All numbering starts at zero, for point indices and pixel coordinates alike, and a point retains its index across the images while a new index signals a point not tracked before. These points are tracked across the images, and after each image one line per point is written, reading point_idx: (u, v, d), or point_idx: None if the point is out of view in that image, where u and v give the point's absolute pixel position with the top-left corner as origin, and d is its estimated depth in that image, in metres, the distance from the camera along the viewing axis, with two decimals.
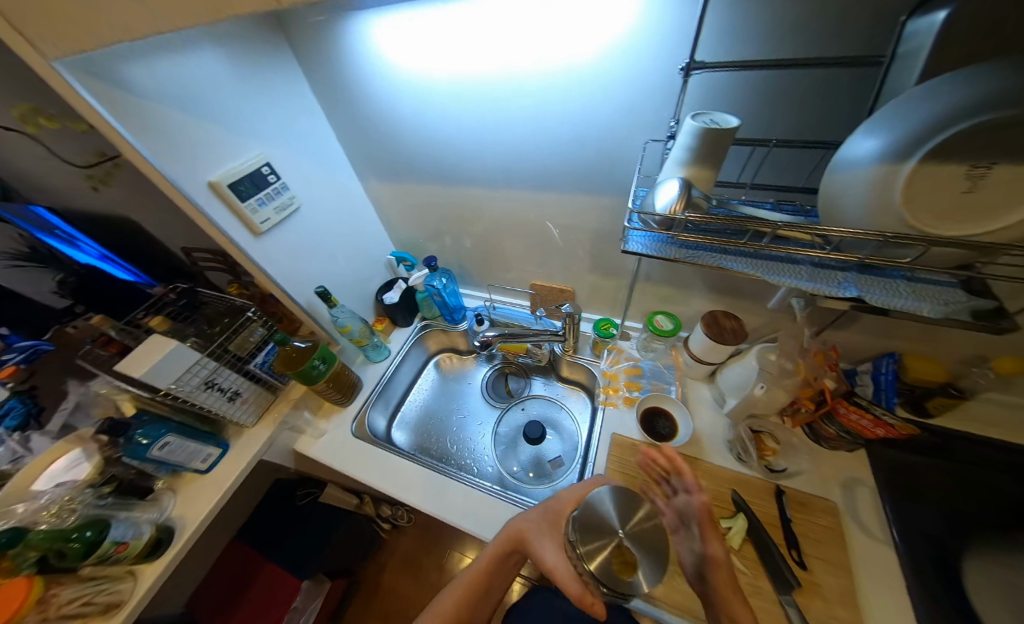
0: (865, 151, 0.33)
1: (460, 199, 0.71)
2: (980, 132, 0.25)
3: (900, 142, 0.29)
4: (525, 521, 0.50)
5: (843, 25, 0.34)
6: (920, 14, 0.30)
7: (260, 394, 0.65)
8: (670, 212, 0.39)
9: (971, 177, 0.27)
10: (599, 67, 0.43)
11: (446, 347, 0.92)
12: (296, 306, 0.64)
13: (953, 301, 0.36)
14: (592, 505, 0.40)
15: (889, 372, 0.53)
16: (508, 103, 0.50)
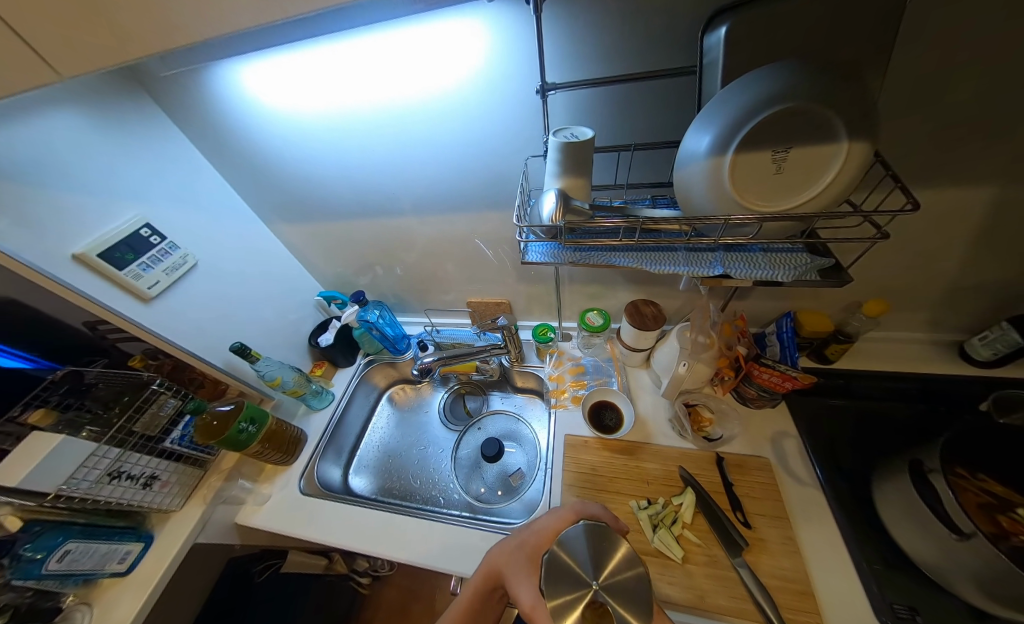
0: (694, 148, 0.39)
1: (383, 229, 0.72)
2: (770, 123, 0.33)
3: (721, 137, 0.36)
4: (502, 559, 0.41)
5: (656, 42, 0.39)
6: (709, 31, 0.36)
7: (183, 472, 0.60)
8: (553, 222, 0.43)
9: (774, 161, 0.35)
10: (469, 95, 0.46)
11: (398, 379, 0.90)
12: (213, 368, 0.60)
13: (799, 264, 0.42)
14: (563, 544, 0.32)
15: (786, 329, 0.58)
16: (396, 132, 0.52)
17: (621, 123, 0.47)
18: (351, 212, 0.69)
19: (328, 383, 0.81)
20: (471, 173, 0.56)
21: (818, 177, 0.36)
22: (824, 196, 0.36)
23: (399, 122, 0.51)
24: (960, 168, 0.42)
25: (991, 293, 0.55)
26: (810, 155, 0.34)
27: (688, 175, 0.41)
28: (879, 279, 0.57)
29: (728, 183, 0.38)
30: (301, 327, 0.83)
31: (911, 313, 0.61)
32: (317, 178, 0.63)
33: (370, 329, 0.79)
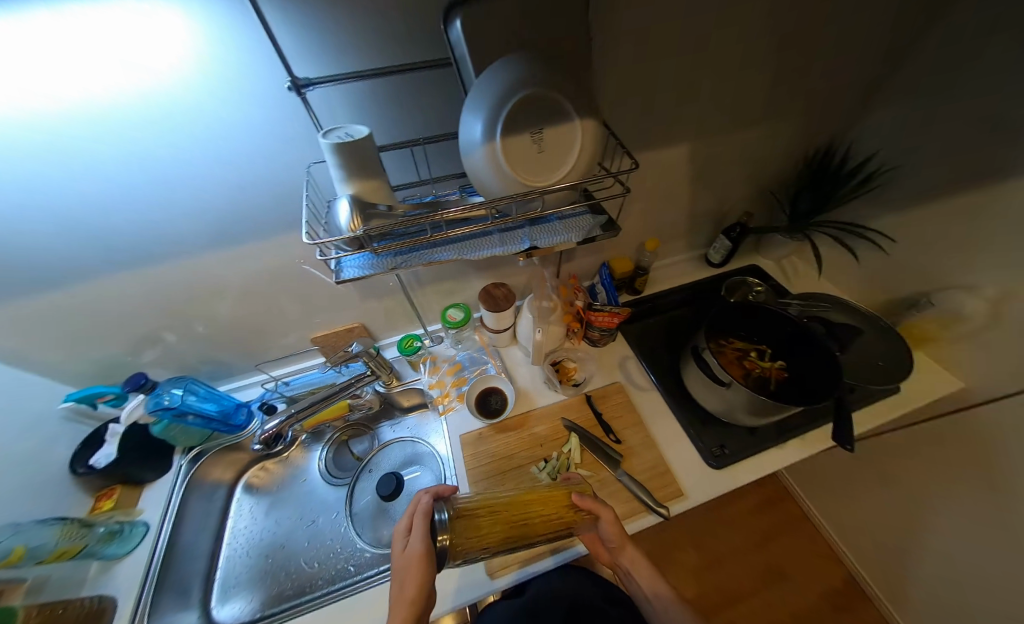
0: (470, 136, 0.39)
1: (142, 286, 0.52)
2: (520, 107, 0.36)
3: (484, 123, 0.36)
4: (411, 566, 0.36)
5: (408, 31, 0.36)
6: (449, 21, 0.34)
7: None
8: (352, 232, 0.38)
9: (535, 142, 0.39)
10: (197, 101, 0.34)
11: (252, 459, 0.72)
12: None
13: (586, 225, 0.50)
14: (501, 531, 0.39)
15: (605, 277, 0.72)
16: (72, 154, 0.34)
17: (398, 115, 0.43)
18: (63, 279, 0.46)
19: (131, 513, 0.57)
20: (244, 194, 0.45)
21: (571, 150, 0.41)
22: (580, 165, 0.42)
23: (74, 142, 0.34)
24: (665, 132, 0.57)
25: (709, 216, 0.80)
26: (558, 133, 0.39)
27: (475, 162, 0.41)
28: (652, 221, 0.75)
29: (506, 165, 0.39)
30: (48, 458, 0.55)
31: (676, 241, 0.84)
32: None
33: (181, 416, 0.59)
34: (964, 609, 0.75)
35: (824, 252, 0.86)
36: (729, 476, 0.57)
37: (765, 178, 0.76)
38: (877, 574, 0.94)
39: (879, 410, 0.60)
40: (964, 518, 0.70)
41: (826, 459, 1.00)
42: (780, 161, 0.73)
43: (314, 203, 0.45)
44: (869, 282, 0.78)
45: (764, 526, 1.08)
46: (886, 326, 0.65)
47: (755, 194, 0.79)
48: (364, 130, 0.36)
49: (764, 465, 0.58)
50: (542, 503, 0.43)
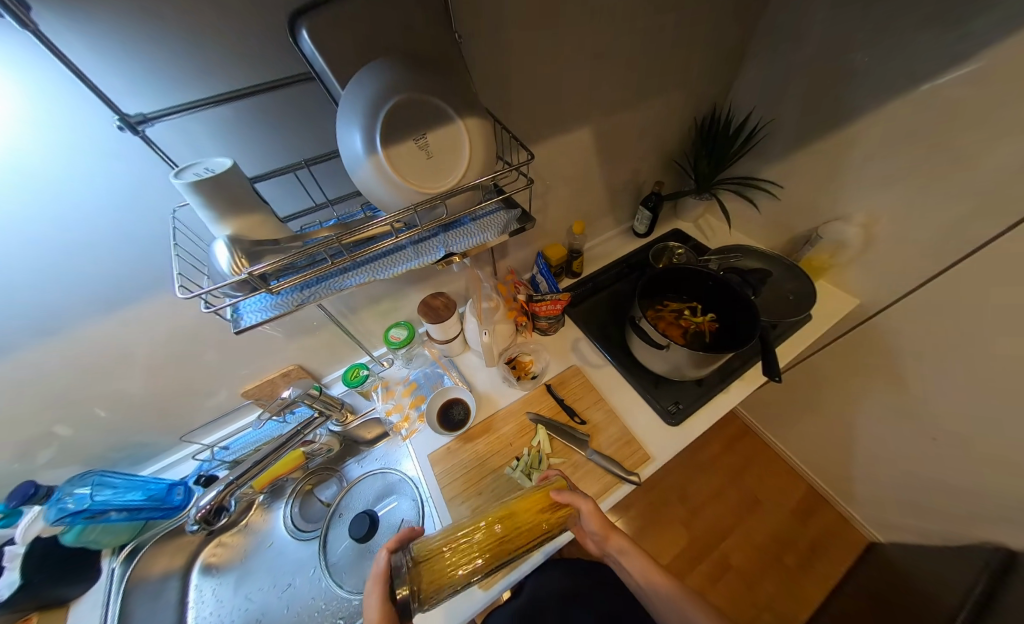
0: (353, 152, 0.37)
1: (9, 381, 0.44)
2: (396, 117, 0.35)
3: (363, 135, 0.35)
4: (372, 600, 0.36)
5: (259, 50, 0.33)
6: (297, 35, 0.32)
7: None
8: (237, 274, 0.34)
9: (421, 148, 0.38)
10: (17, 160, 0.29)
11: (206, 538, 0.64)
12: None
13: (500, 222, 0.50)
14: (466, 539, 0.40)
15: (542, 266, 0.74)
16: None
17: (268, 140, 0.40)
18: None
19: None
20: (111, 251, 0.39)
21: (463, 153, 0.41)
22: (473, 164, 0.42)
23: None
24: (565, 120, 0.59)
25: (627, 191, 0.85)
26: (443, 135, 0.39)
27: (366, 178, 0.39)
28: (576, 204, 0.78)
29: (397, 177, 0.37)
30: None
31: (602, 219, 0.88)
32: None
33: (98, 515, 0.52)
34: (895, 489, 0.88)
35: (732, 207, 0.95)
36: (686, 428, 0.61)
37: (668, 148, 0.82)
38: (828, 479, 1.07)
39: (796, 340, 0.68)
40: (879, 413, 0.82)
41: (769, 387, 1.12)
42: (677, 130, 0.79)
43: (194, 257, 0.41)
44: (771, 227, 0.87)
45: (734, 463, 1.19)
46: (790, 265, 0.73)
47: (663, 164, 0.85)
48: (224, 163, 0.32)
49: (714, 411, 0.63)
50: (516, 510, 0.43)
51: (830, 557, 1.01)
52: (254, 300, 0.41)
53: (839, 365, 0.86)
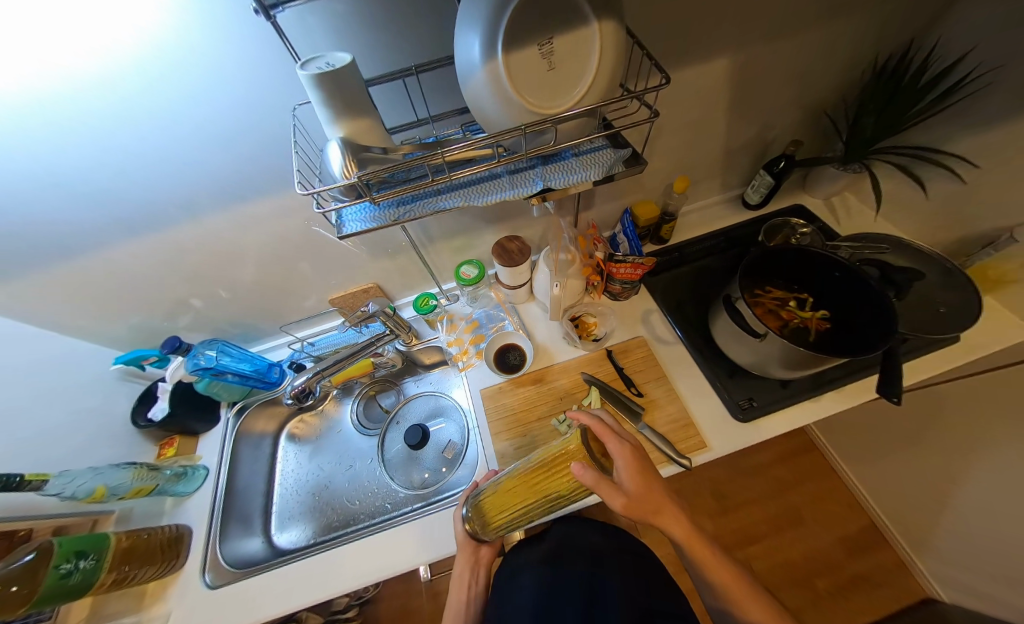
0: (468, 54, 0.30)
1: (165, 252, 0.53)
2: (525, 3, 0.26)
3: (482, 29, 0.27)
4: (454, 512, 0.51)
5: None
6: None
7: None
8: (347, 179, 0.32)
9: (544, 55, 0.29)
10: (174, 41, 0.31)
11: (291, 414, 0.77)
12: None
13: (607, 159, 0.42)
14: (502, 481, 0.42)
15: (627, 224, 0.67)
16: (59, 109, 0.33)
17: (384, 36, 0.37)
18: (90, 247, 0.48)
19: (192, 460, 0.65)
20: (242, 143, 0.42)
21: (590, 65, 0.30)
22: (601, 79, 0.32)
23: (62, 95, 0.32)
24: (704, 42, 0.47)
25: (747, 150, 0.71)
26: (573, 36, 0.29)
27: (475, 89, 0.32)
28: (680, 159, 0.67)
29: (512, 92, 0.30)
30: (113, 412, 0.62)
31: (707, 182, 0.75)
32: None
33: (219, 375, 0.63)
34: (988, 555, 0.74)
35: (886, 186, 0.75)
36: (757, 428, 0.55)
37: (819, 98, 0.64)
38: (898, 519, 0.95)
39: (928, 362, 0.57)
40: (1007, 469, 0.67)
41: (860, 411, 0.96)
42: (843, 73, 0.61)
43: (309, 158, 0.43)
44: (937, 218, 0.68)
45: (784, 476, 1.10)
46: (950, 268, 0.57)
47: (806, 119, 0.68)
48: (345, 60, 0.29)
49: (795, 418, 0.56)
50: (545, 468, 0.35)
51: (872, 596, 0.94)
52: (355, 209, 0.40)
53: (969, 403, 0.70)
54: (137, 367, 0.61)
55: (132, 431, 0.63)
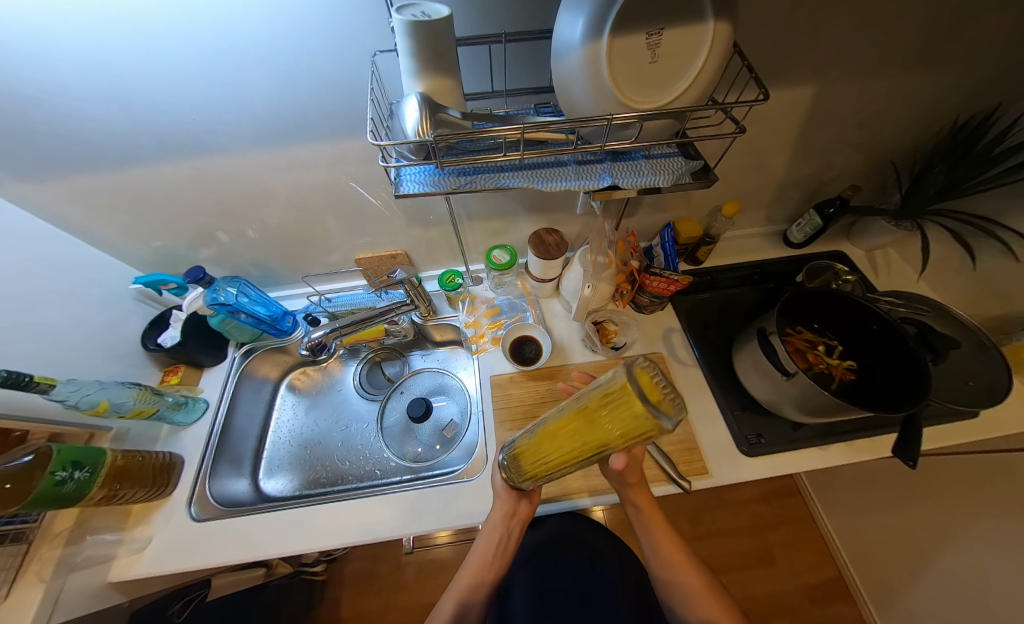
0: (571, 29, 0.28)
1: (206, 179, 0.52)
2: None
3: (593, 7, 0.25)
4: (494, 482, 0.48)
5: None
6: None
7: None
8: (419, 138, 0.30)
9: (648, 46, 0.27)
10: None
11: (296, 364, 0.77)
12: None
13: (676, 168, 0.40)
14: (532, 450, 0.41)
15: (667, 239, 0.65)
16: (132, 19, 0.32)
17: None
18: (131, 160, 0.47)
19: (194, 391, 0.64)
20: (309, 84, 0.41)
21: (693, 65, 0.28)
22: (702, 78, 0.29)
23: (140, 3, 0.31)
24: (794, 65, 0.45)
25: (803, 186, 0.69)
26: (685, 29, 0.27)
27: (568, 66, 0.30)
28: (733, 182, 0.65)
29: (607, 79, 0.28)
30: (124, 330, 0.62)
31: (754, 211, 0.74)
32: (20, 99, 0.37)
33: (235, 313, 0.62)
34: None
35: (933, 249, 0.73)
36: (760, 464, 0.55)
37: (889, 147, 0.62)
38: (867, 578, 0.96)
39: (942, 432, 0.56)
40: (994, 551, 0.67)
41: (855, 467, 0.96)
42: (920, 125, 0.59)
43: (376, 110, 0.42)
44: (980, 290, 0.66)
45: (763, 515, 1.11)
46: (986, 343, 0.56)
47: (870, 165, 0.66)
48: (444, 11, 0.27)
49: (799, 462, 0.55)
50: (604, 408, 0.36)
51: None
52: (414, 169, 0.39)
53: (969, 479, 0.70)
54: (155, 290, 0.60)
55: (140, 351, 0.63)
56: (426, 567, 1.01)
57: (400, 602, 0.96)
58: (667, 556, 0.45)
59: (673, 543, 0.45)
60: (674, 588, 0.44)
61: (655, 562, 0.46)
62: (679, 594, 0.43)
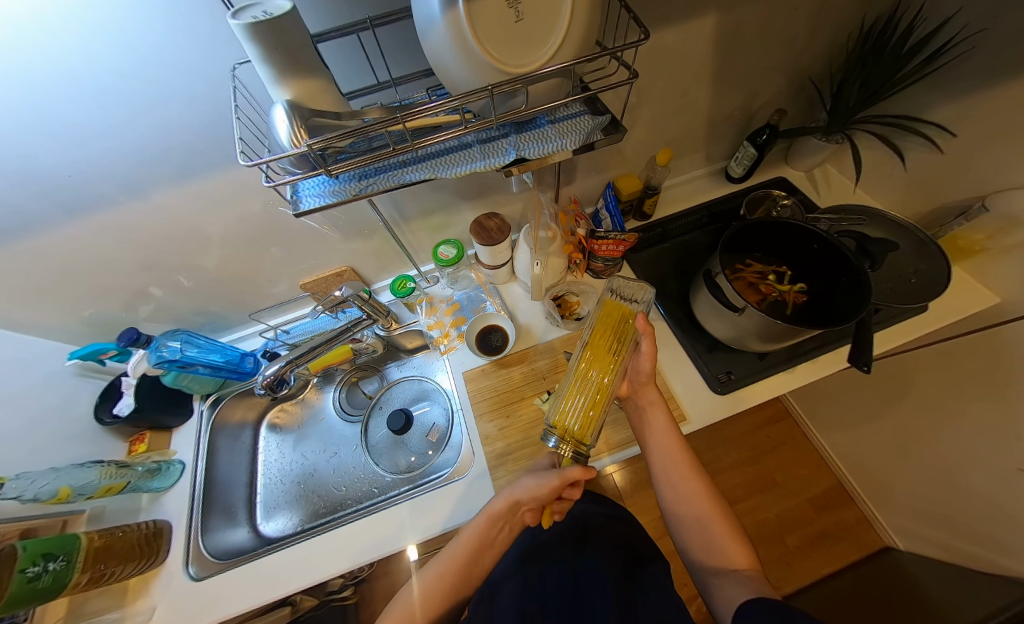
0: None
1: (108, 237, 0.48)
2: None
3: None
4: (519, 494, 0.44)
5: None
6: None
7: None
8: (297, 148, 0.28)
9: (508, 3, 0.25)
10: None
11: (270, 403, 0.76)
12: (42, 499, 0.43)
13: (584, 126, 0.39)
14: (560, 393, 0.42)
15: (610, 199, 0.66)
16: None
17: None
18: (19, 234, 0.43)
19: (166, 454, 0.62)
20: (181, 113, 0.37)
21: (560, 13, 0.27)
22: (576, 23, 0.28)
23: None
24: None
25: (731, 120, 0.69)
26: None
27: (437, 40, 0.28)
28: (663, 130, 0.64)
29: (475, 46, 0.27)
30: (74, 410, 0.59)
31: (689, 154, 0.74)
32: None
33: (188, 366, 0.60)
34: (944, 506, 0.80)
35: (866, 157, 0.75)
36: (733, 399, 0.57)
37: (806, 64, 0.62)
38: (861, 478, 1.02)
39: (895, 332, 0.59)
40: (964, 428, 0.71)
41: (833, 380, 1.01)
42: (831, 38, 0.59)
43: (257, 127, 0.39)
44: (913, 189, 0.68)
45: (760, 443, 1.16)
46: (924, 240, 0.57)
47: (791, 86, 0.66)
48: (286, 11, 0.25)
49: (769, 389, 0.57)
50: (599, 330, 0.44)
51: (834, 549, 1.02)
52: (311, 182, 0.37)
53: (931, 369, 0.74)
54: (97, 361, 0.57)
55: (97, 428, 0.61)
56: None
57: None
58: (676, 471, 0.44)
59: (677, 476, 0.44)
60: (682, 501, 0.43)
61: (665, 480, 0.45)
62: (689, 504, 0.43)
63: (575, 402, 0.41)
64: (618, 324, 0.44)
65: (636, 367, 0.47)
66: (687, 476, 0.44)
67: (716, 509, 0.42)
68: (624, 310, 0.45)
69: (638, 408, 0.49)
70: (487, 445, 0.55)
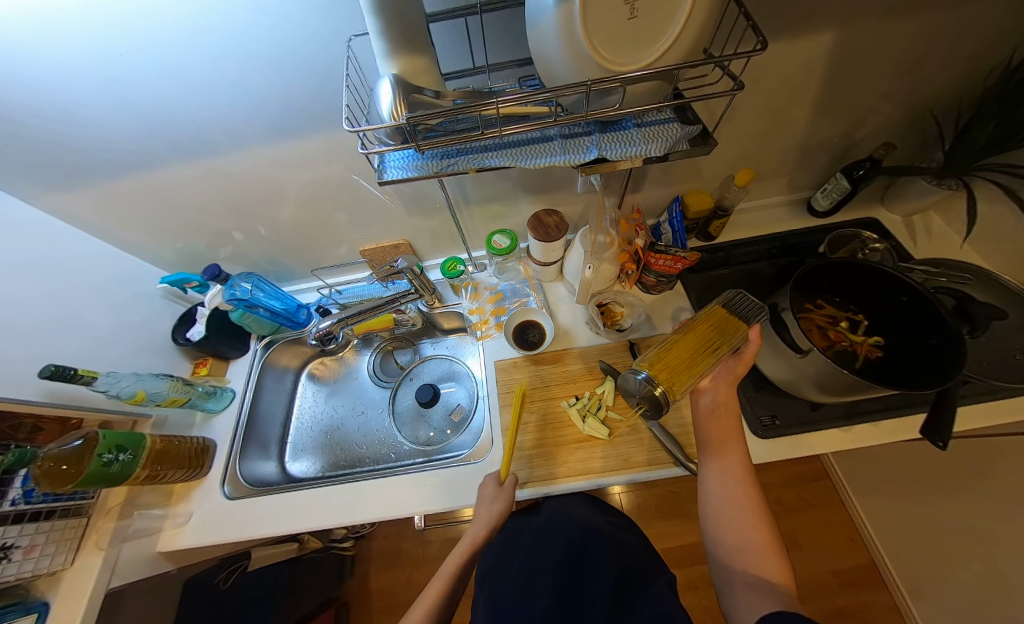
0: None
1: (213, 181, 0.54)
2: None
3: None
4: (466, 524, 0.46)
5: None
6: None
7: (65, 524, 0.45)
8: (395, 120, 0.30)
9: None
10: None
11: (313, 355, 0.82)
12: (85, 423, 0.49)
13: (671, 134, 0.38)
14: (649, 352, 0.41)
15: (676, 214, 0.64)
16: (136, 27, 0.33)
17: None
18: (143, 165, 0.49)
19: (222, 381, 0.69)
20: (293, 79, 0.41)
21: (676, 14, 0.26)
22: (693, 22, 0.26)
23: (135, 10, 0.32)
24: (813, 14, 0.40)
25: (826, 148, 0.63)
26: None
27: (545, 30, 0.28)
28: (747, 148, 0.61)
29: (583, 40, 0.26)
30: (157, 326, 0.67)
31: (769, 179, 0.69)
32: (33, 112, 0.40)
33: (253, 307, 0.66)
34: (1001, 618, 0.70)
35: (982, 209, 0.65)
36: (775, 446, 0.53)
37: (929, 96, 0.55)
38: (899, 562, 0.92)
39: (986, 411, 0.52)
40: None
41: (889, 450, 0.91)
42: (968, 69, 0.52)
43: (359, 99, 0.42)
44: None
45: (788, 500, 1.08)
46: None
47: (906, 118, 0.59)
48: None
49: (819, 444, 0.53)
50: (707, 322, 0.43)
51: None
52: (397, 154, 0.39)
53: (1017, 461, 0.65)
54: (180, 288, 0.64)
55: (171, 346, 0.69)
56: (446, 545, 1.06)
57: (424, 576, 1.02)
58: (732, 473, 0.39)
59: (735, 477, 0.39)
60: (725, 504, 0.38)
61: (714, 478, 0.40)
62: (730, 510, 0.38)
63: (667, 356, 0.40)
64: (727, 325, 0.43)
65: (724, 368, 0.44)
66: (740, 479, 0.39)
67: (764, 530, 0.36)
68: (735, 322, 0.44)
69: (707, 404, 0.44)
70: (508, 436, 0.56)
